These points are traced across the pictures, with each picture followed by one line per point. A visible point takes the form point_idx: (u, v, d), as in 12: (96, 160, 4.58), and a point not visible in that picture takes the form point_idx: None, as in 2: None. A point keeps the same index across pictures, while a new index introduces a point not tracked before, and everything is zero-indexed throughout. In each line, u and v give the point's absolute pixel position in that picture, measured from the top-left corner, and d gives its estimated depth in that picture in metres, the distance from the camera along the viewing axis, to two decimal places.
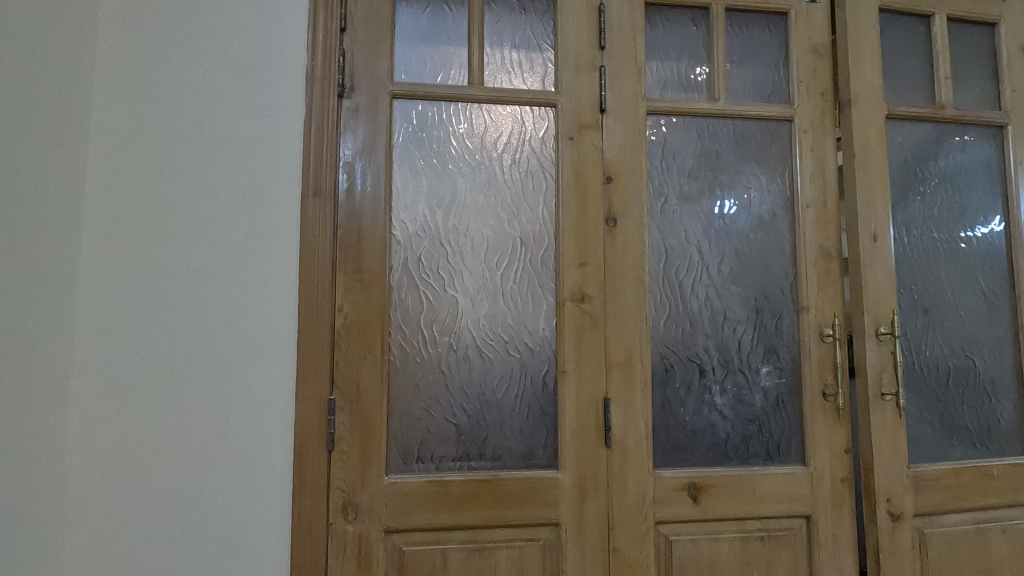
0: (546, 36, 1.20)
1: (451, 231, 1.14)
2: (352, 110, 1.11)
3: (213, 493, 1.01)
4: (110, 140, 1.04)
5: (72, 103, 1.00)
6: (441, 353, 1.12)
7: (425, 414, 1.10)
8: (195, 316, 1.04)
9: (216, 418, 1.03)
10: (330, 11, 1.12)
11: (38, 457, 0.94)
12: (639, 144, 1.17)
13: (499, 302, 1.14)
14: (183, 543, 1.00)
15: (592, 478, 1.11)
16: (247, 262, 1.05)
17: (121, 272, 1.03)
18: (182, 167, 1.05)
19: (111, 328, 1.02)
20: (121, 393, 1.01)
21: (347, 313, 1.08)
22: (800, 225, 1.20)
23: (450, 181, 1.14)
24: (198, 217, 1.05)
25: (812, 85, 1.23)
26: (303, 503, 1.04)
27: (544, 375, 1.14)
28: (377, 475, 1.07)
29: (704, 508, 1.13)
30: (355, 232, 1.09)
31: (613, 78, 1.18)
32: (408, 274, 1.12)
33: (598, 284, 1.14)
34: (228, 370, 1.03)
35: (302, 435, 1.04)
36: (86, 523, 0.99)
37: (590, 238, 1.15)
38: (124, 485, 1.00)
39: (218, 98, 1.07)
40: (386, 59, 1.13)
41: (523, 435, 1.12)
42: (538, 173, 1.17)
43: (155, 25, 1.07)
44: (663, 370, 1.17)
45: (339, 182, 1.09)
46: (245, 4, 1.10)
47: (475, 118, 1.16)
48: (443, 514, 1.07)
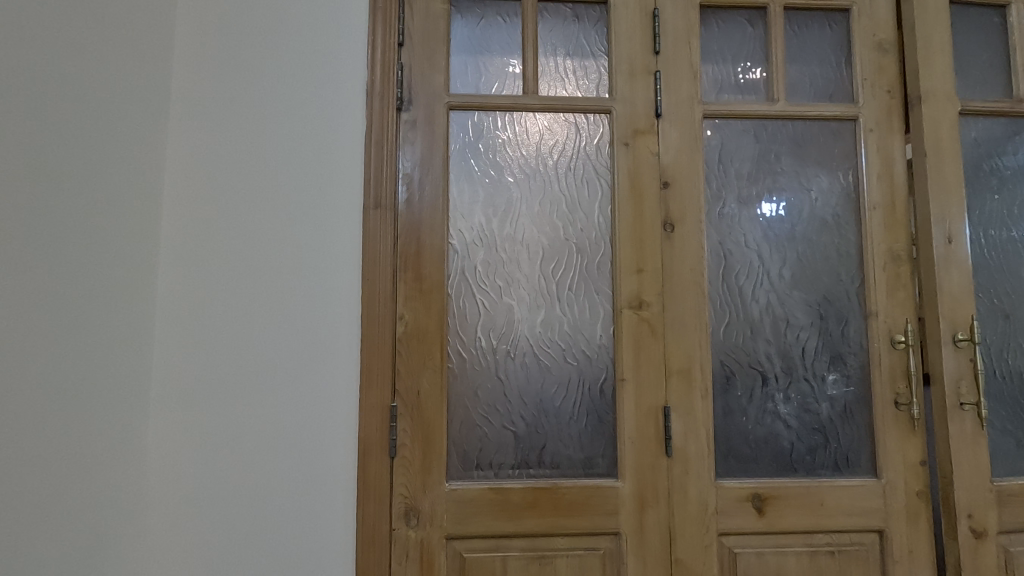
0: (599, 42, 1.20)
1: (507, 239, 1.15)
2: (410, 123, 1.14)
3: (281, 497, 1.05)
4: (184, 159, 1.10)
5: (150, 124, 1.06)
6: (499, 360, 1.12)
7: (484, 421, 1.11)
8: (264, 325, 1.08)
9: (284, 424, 1.06)
10: (388, 26, 1.15)
11: (120, 460, 0.99)
12: (695, 148, 1.16)
13: (555, 309, 1.14)
14: (252, 544, 1.04)
15: (653, 487, 1.10)
16: (312, 273, 1.09)
17: (196, 284, 1.08)
18: (250, 183, 1.10)
19: (186, 338, 1.07)
20: (195, 400, 1.06)
21: (407, 321, 1.10)
22: (867, 228, 1.16)
23: (506, 189, 1.16)
24: (266, 231, 1.09)
25: (877, 82, 1.19)
26: (366, 508, 1.06)
27: (601, 382, 1.13)
28: (437, 482, 1.08)
29: (769, 520, 1.09)
30: (414, 241, 1.12)
31: (668, 83, 1.17)
32: (465, 281, 1.13)
33: (655, 291, 1.13)
34: (294, 378, 1.07)
35: (365, 442, 1.07)
36: (164, 523, 1.04)
37: (647, 244, 1.14)
38: (198, 487, 1.05)
39: (284, 116, 1.12)
40: (442, 72, 1.15)
41: (581, 443, 1.12)
42: (594, 180, 1.17)
43: (226, 49, 1.13)
44: (724, 377, 1.14)
45: (398, 193, 1.12)
46: (309, 24, 1.14)
47: (530, 127, 1.17)
48: (502, 521, 1.07)
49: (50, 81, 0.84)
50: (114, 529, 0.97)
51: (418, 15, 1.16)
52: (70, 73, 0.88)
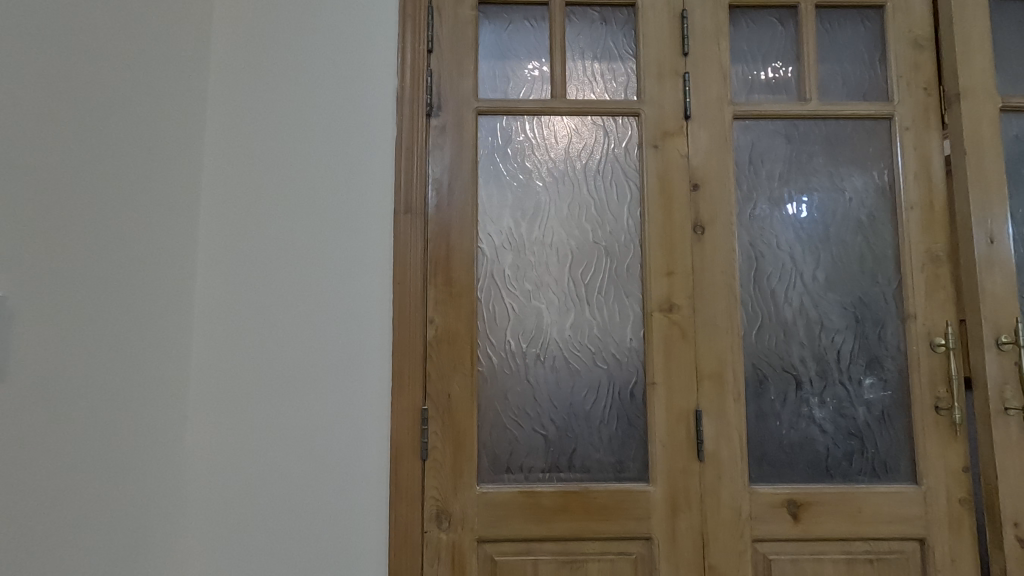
0: (627, 44, 1.20)
1: (536, 243, 1.15)
2: (440, 128, 1.15)
3: (315, 499, 1.06)
4: (221, 166, 1.13)
5: (188, 133, 1.09)
6: (528, 363, 1.13)
7: (514, 424, 1.12)
8: (298, 329, 1.09)
9: (317, 426, 1.08)
10: (418, 34, 1.16)
11: (160, 461, 1.01)
12: (725, 150, 1.15)
13: (585, 313, 1.14)
14: (287, 545, 1.06)
15: (685, 492, 1.09)
16: (344, 278, 1.10)
17: (232, 289, 1.10)
18: (284, 190, 1.12)
19: (223, 341, 1.10)
20: (232, 403, 1.08)
21: (437, 325, 1.11)
22: (904, 228, 1.13)
23: (535, 193, 1.16)
24: (299, 237, 1.11)
25: (913, 79, 1.16)
26: (398, 510, 1.06)
27: (631, 386, 1.13)
28: (468, 485, 1.08)
29: (805, 526, 1.07)
30: (444, 245, 1.13)
31: (697, 84, 1.16)
32: (494, 285, 1.14)
33: (686, 294, 1.12)
34: (327, 380, 1.08)
35: (396, 445, 1.08)
36: (202, 523, 1.06)
37: (677, 247, 1.13)
38: (235, 488, 1.07)
39: (317, 123, 1.14)
40: (470, 77, 1.16)
41: (612, 447, 1.11)
42: (623, 183, 1.16)
43: (260, 58, 1.15)
44: (756, 381, 1.12)
45: (428, 198, 1.13)
46: (340, 33, 1.16)
47: (558, 131, 1.17)
48: (533, 524, 1.07)
49: (94, 89, 0.86)
50: (154, 528, 0.99)
51: (447, 22, 1.17)
52: (113, 81, 0.90)
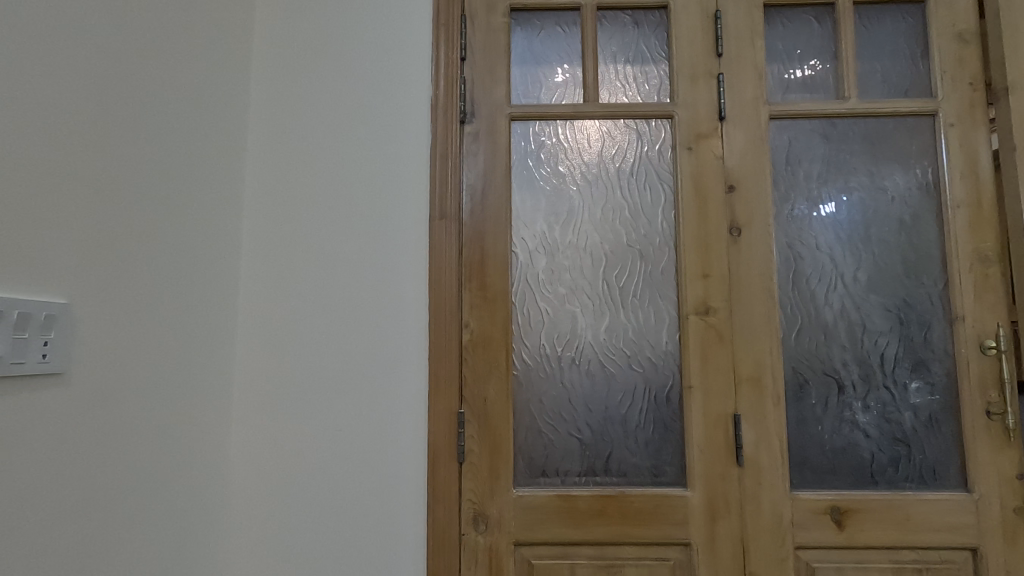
0: (660, 47, 1.19)
1: (569, 246, 1.15)
2: (473, 135, 1.16)
3: (355, 500, 1.08)
4: (263, 176, 1.16)
5: (232, 144, 1.12)
6: (563, 367, 1.13)
7: (550, 428, 1.12)
8: (337, 333, 1.12)
9: (356, 429, 1.10)
10: (451, 42, 1.18)
11: (207, 462, 1.04)
12: (761, 150, 1.13)
13: (619, 316, 1.14)
14: (328, 545, 1.08)
15: (724, 497, 1.07)
16: (381, 283, 1.12)
17: (274, 295, 1.14)
18: (323, 198, 1.15)
19: (266, 346, 1.13)
20: (274, 405, 1.11)
21: (472, 329, 1.12)
22: (950, 228, 1.10)
23: (568, 196, 1.16)
24: (336, 243, 1.14)
25: (958, 75, 1.13)
26: (436, 513, 1.07)
27: (668, 390, 1.12)
28: (505, 488, 1.09)
29: (849, 534, 1.05)
30: (479, 250, 1.14)
31: (731, 85, 1.15)
32: (528, 289, 1.15)
33: (722, 296, 1.11)
34: (365, 384, 1.10)
35: (434, 447, 1.09)
36: (246, 523, 1.09)
37: (713, 249, 1.12)
38: (277, 489, 1.10)
39: (353, 133, 1.16)
40: (503, 83, 1.18)
41: (648, 451, 1.11)
42: (657, 185, 1.16)
43: (299, 71, 1.19)
44: (797, 385, 1.10)
45: (462, 203, 1.15)
46: (375, 44, 1.19)
47: (591, 134, 1.18)
48: (570, 528, 1.07)
49: (145, 99, 0.89)
50: (202, 528, 1.02)
51: (480, 29, 1.19)
52: (163, 92, 0.93)
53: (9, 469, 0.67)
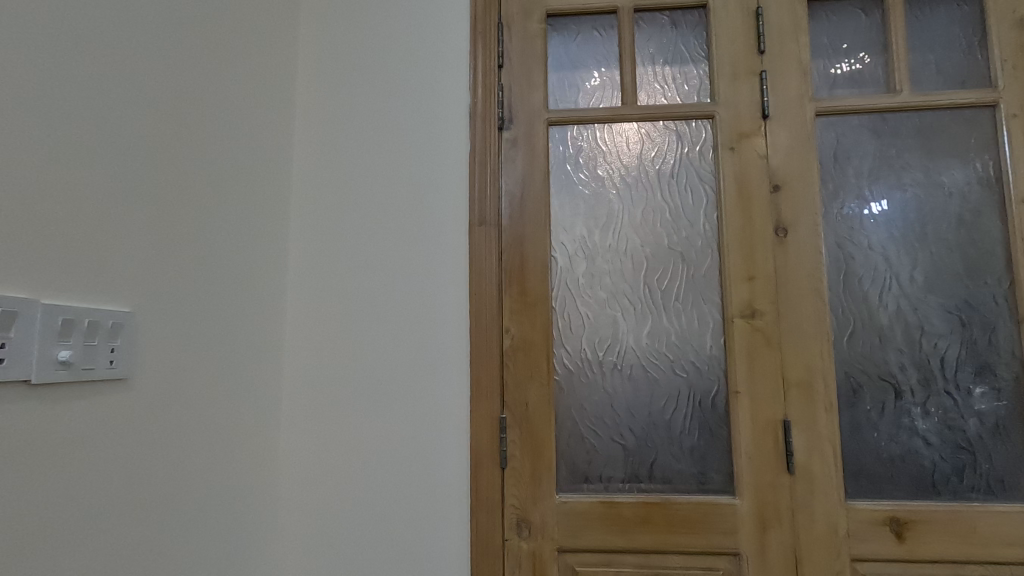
0: (699, 47, 1.18)
1: (609, 250, 1.14)
2: (511, 142, 1.17)
3: (400, 504, 1.10)
4: (308, 186, 1.20)
5: (279, 157, 1.16)
6: (604, 371, 1.12)
7: (592, 434, 1.11)
8: (380, 339, 1.14)
9: (400, 433, 1.11)
10: (488, 50, 1.19)
11: (259, 465, 1.07)
12: (808, 148, 1.10)
13: (661, 320, 1.12)
14: (374, 548, 1.09)
15: (774, 506, 1.04)
16: (423, 289, 1.14)
17: (319, 302, 1.17)
18: (365, 207, 1.18)
19: (312, 352, 1.16)
20: (321, 410, 1.14)
21: (513, 334, 1.12)
22: (1014, 225, 1.04)
23: (607, 200, 1.16)
24: (379, 251, 1.16)
25: (1019, 64, 1.08)
26: (479, 518, 1.08)
27: (713, 396, 1.09)
28: (548, 494, 1.08)
29: (910, 547, 1.00)
30: (518, 255, 1.14)
31: (775, 82, 1.13)
32: (568, 294, 1.14)
33: (769, 299, 1.08)
34: (409, 389, 1.12)
35: (476, 453, 1.09)
36: (296, 525, 1.12)
37: (759, 250, 1.09)
38: (325, 492, 1.12)
39: (394, 142, 1.19)
40: (540, 89, 1.18)
41: (694, 457, 1.08)
42: (698, 187, 1.14)
43: (341, 84, 1.22)
44: (850, 390, 1.06)
45: (502, 209, 1.15)
46: (414, 54, 1.21)
47: (629, 137, 1.17)
48: (614, 535, 1.06)
49: (202, 114, 0.92)
50: (255, 530, 1.05)
51: (517, 36, 1.20)
52: (217, 107, 0.96)
53: (82, 470, 0.70)
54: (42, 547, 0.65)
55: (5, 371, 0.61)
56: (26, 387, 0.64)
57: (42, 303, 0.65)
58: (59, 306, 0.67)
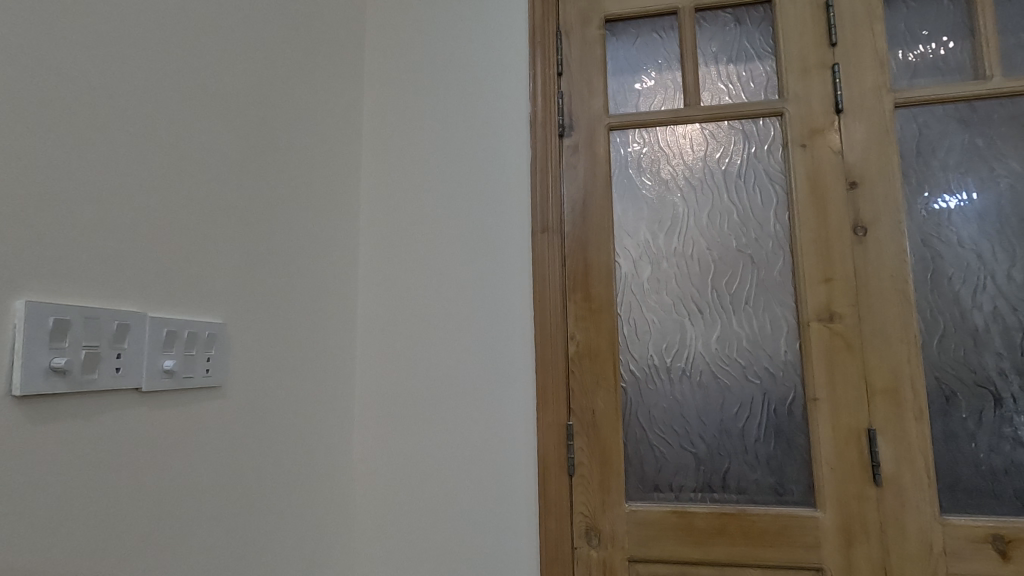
0: (765, 43, 1.14)
1: (675, 254, 1.12)
2: (573, 148, 1.17)
3: (469, 509, 1.11)
4: (375, 199, 1.24)
5: (349, 172, 1.21)
6: (672, 377, 1.10)
7: (661, 441, 1.08)
8: (447, 346, 1.16)
9: (469, 439, 1.13)
10: (548, 59, 1.20)
11: (335, 469, 1.11)
12: (886, 142, 1.05)
13: (731, 324, 1.09)
14: (445, 552, 1.11)
15: (860, 519, 0.99)
16: (488, 296, 1.16)
17: (388, 311, 1.20)
18: (431, 217, 1.21)
19: (382, 359, 1.19)
20: (391, 416, 1.17)
21: (579, 341, 1.12)
22: None
23: (672, 202, 1.14)
24: (444, 260, 1.19)
25: None
26: (548, 525, 1.07)
27: (789, 402, 1.05)
28: (617, 502, 1.07)
29: (1018, 567, 0.92)
30: (582, 261, 1.14)
31: (849, 75, 1.08)
32: (633, 299, 1.13)
33: (848, 301, 1.03)
34: (476, 395, 1.14)
35: (544, 459, 1.09)
36: (369, 527, 1.16)
37: (836, 250, 1.05)
38: (397, 496, 1.15)
39: (457, 153, 1.21)
40: (601, 94, 1.18)
41: (770, 467, 1.04)
42: (768, 186, 1.11)
43: (406, 99, 1.26)
44: (942, 397, 1.00)
45: (564, 215, 1.15)
46: (475, 67, 1.24)
47: (693, 138, 1.15)
48: (688, 546, 1.03)
49: (281, 134, 0.97)
50: (332, 532, 1.09)
51: (576, 43, 1.20)
52: (293, 127, 1.01)
53: (182, 474, 0.74)
54: (150, 545, 0.69)
55: (121, 379, 0.66)
56: (137, 394, 0.69)
57: (151, 316, 0.70)
58: (165, 319, 0.72)
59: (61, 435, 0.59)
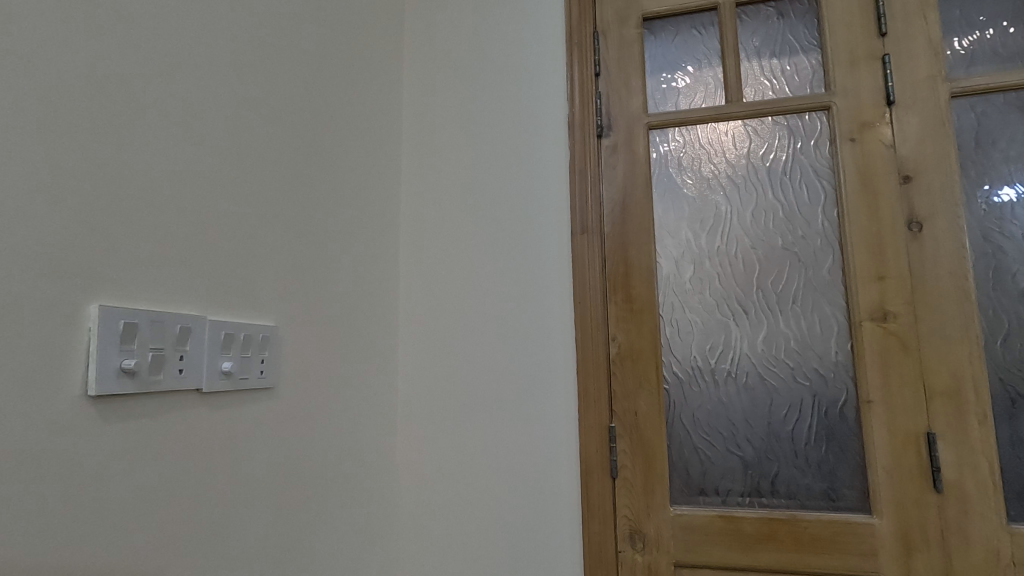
0: (809, 36, 1.12)
1: (718, 253, 1.10)
2: (611, 148, 1.16)
3: (512, 511, 1.11)
4: (415, 205, 1.26)
5: (390, 178, 1.23)
6: (717, 379, 1.08)
7: (706, 444, 1.06)
8: (488, 348, 1.17)
9: (510, 441, 1.13)
10: (585, 60, 1.20)
11: (379, 470, 1.13)
12: (942, 134, 1.01)
13: (779, 324, 1.06)
14: (488, 554, 1.12)
15: (920, 527, 0.95)
16: (529, 299, 1.16)
17: (429, 314, 1.22)
18: (471, 220, 1.22)
19: (423, 362, 1.21)
20: (434, 418, 1.19)
21: (620, 342, 1.11)
22: None
23: (714, 201, 1.12)
24: (484, 262, 1.20)
25: None
26: (591, 527, 1.06)
27: (841, 405, 1.02)
28: (662, 506, 1.05)
29: None
30: (623, 262, 1.13)
31: (901, 65, 1.04)
32: (676, 300, 1.11)
33: (903, 299, 1.00)
34: (517, 396, 1.14)
35: (586, 461, 1.08)
36: (413, 528, 1.17)
37: (889, 247, 1.01)
38: (439, 497, 1.16)
39: (496, 157, 1.22)
40: (639, 94, 1.17)
41: (822, 472, 1.01)
42: (815, 182, 1.08)
43: (444, 105, 1.28)
44: (1007, 400, 0.95)
45: (604, 216, 1.15)
46: (511, 71, 1.24)
47: (736, 135, 1.12)
48: (736, 552, 1.01)
49: (325, 142, 1.00)
50: (377, 532, 1.11)
51: (614, 43, 1.19)
52: (337, 134, 1.03)
53: (239, 472, 0.77)
54: (210, 541, 0.72)
55: (184, 380, 0.68)
56: (198, 395, 0.71)
57: (210, 320, 0.73)
58: (223, 322, 0.75)
59: (129, 434, 0.62)
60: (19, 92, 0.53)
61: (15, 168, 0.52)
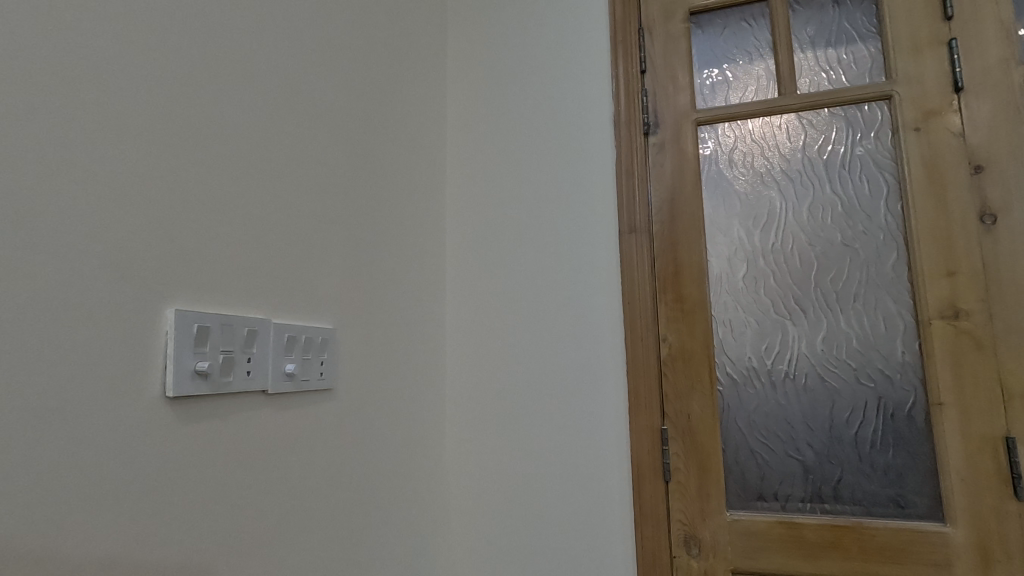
0: (867, 23, 1.07)
1: (773, 251, 1.07)
2: (659, 145, 1.15)
3: (562, 513, 1.11)
4: (461, 208, 1.27)
5: (436, 182, 1.24)
6: (773, 380, 1.04)
7: (763, 448, 1.03)
8: (536, 349, 1.17)
9: (560, 442, 1.13)
10: (630, 57, 1.18)
11: (430, 471, 1.14)
12: (1017, 120, 0.95)
13: (839, 323, 1.02)
14: (539, 557, 1.11)
15: (999, 536, 0.90)
16: (577, 300, 1.15)
17: (476, 315, 1.23)
18: (517, 222, 1.22)
19: (471, 363, 1.22)
20: (482, 418, 1.19)
21: (671, 343, 1.09)
22: None
23: (767, 197, 1.09)
24: (531, 263, 1.20)
25: None
26: (644, 531, 1.05)
27: (909, 407, 0.97)
28: (718, 510, 1.03)
29: None
30: (672, 261, 1.11)
31: (969, 49, 0.99)
32: (729, 299, 1.08)
33: (976, 296, 0.94)
34: (566, 398, 1.13)
35: (638, 464, 1.07)
36: (463, 530, 1.18)
37: (959, 241, 0.96)
38: (489, 499, 1.16)
39: (541, 157, 1.22)
40: (686, 89, 1.15)
41: (889, 477, 0.97)
42: (877, 174, 1.03)
43: (487, 108, 1.28)
44: None
45: (653, 215, 1.13)
46: (555, 71, 1.24)
47: (790, 128, 1.09)
48: (798, 559, 0.97)
49: (376, 148, 1.02)
50: (430, 532, 1.12)
51: (660, 38, 1.18)
52: (386, 140, 1.05)
53: (301, 472, 0.79)
54: (275, 539, 0.74)
55: (251, 382, 0.71)
56: (264, 396, 0.74)
57: (274, 323, 0.75)
58: (285, 326, 0.77)
59: (202, 434, 0.65)
60: (101, 108, 0.56)
61: (99, 179, 0.55)
